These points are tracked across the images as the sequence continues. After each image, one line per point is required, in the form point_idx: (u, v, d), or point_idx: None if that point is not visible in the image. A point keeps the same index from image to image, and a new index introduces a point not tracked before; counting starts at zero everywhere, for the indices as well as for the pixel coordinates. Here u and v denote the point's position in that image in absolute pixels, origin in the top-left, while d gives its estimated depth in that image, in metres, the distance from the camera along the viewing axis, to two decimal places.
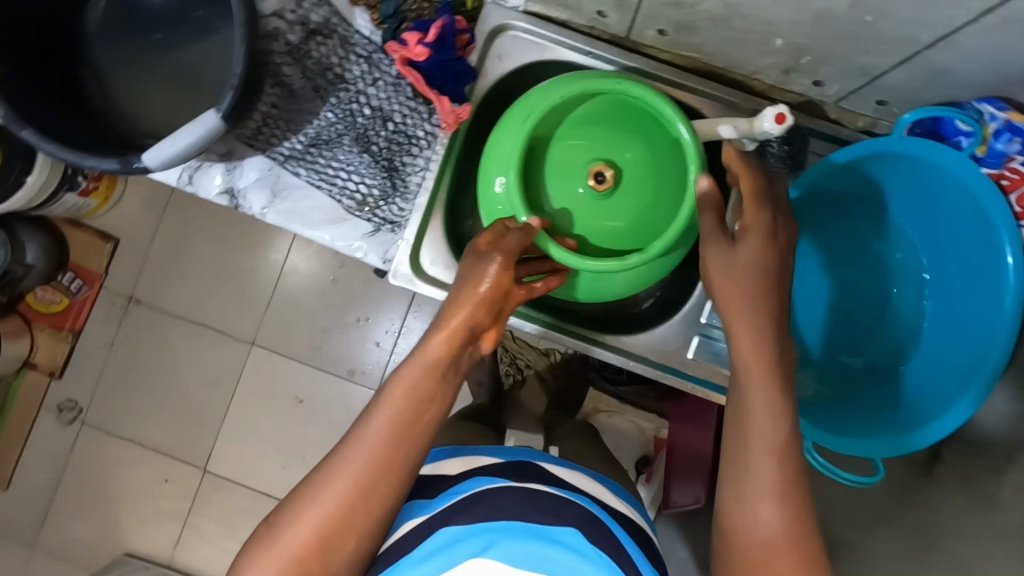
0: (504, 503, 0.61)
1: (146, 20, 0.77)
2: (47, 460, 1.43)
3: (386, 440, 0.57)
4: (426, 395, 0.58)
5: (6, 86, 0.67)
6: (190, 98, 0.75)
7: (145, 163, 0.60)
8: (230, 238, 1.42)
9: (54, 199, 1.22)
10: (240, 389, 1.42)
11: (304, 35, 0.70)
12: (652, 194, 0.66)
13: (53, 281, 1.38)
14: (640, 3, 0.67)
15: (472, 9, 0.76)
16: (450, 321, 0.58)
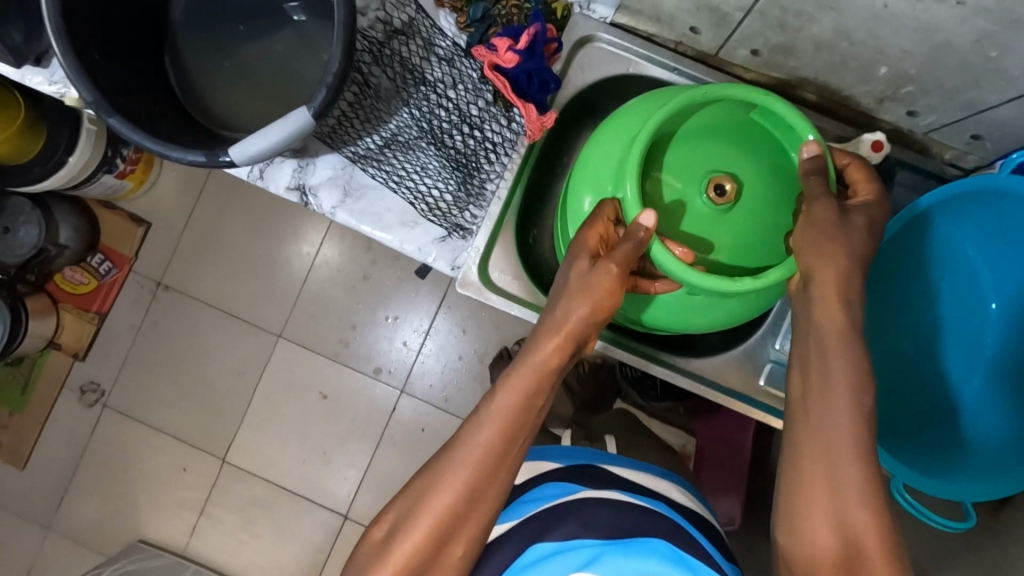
0: (594, 519, 0.65)
1: (229, 10, 0.75)
2: (67, 441, 1.42)
3: (493, 446, 0.59)
4: (533, 404, 0.60)
5: (103, 69, 0.65)
6: (272, 91, 0.73)
7: (232, 157, 0.58)
8: (263, 228, 1.41)
9: (92, 180, 1.21)
10: (264, 381, 1.41)
11: (387, 34, 0.71)
12: (768, 216, 0.60)
13: (83, 262, 1.38)
14: (741, 23, 0.68)
15: (561, 18, 0.75)
16: (563, 330, 0.59)
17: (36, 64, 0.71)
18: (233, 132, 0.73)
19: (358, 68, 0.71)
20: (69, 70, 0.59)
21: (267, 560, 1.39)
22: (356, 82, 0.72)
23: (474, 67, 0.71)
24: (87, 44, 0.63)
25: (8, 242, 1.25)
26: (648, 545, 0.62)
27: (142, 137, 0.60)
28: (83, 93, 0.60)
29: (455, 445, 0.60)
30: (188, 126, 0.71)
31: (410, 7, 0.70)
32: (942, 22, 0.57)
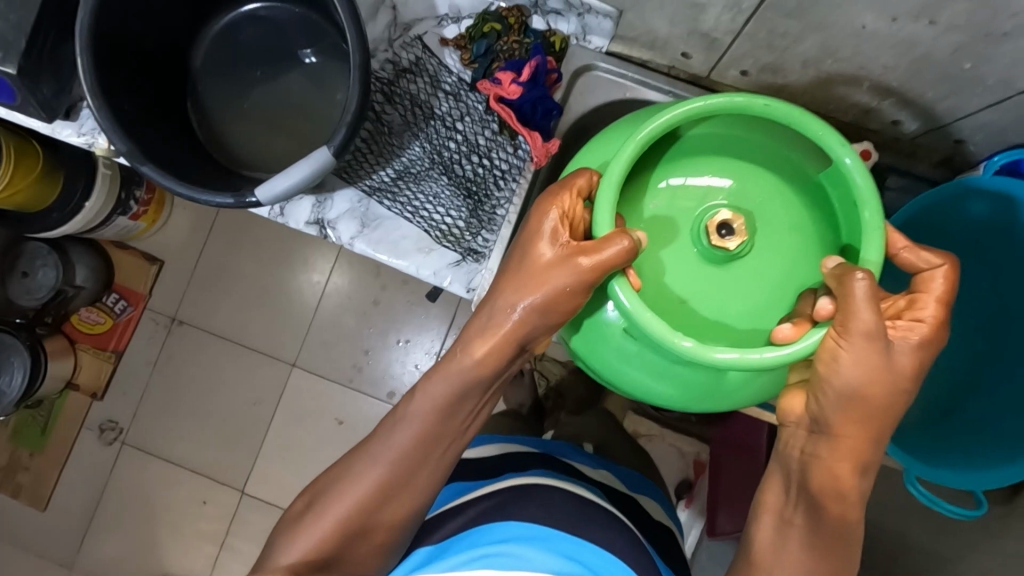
0: (554, 509, 0.72)
1: (244, 57, 0.80)
2: (87, 479, 1.43)
3: (436, 420, 0.65)
4: (447, 415, 0.65)
5: (131, 116, 0.68)
6: (291, 131, 0.77)
7: (258, 198, 0.61)
8: (273, 259, 1.44)
9: (107, 223, 1.26)
10: (280, 411, 1.43)
11: (396, 73, 0.77)
12: (776, 271, 0.63)
13: (98, 302, 1.40)
14: (730, 47, 0.72)
15: (559, 50, 0.77)
16: (495, 332, 0.63)
17: (66, 117, 0.74)
18: (255, 174, 0.76)
19: (375, 107, 0.76)
20: (102, 119, 0.63)
21: None
22: (373, 120, 0.76)
23: (479, 99, 0.76)
24: (116, 96, 0.67)
25: (27, 286, 1.30)
26: (580, 548, 0.68)
27: (174, 182, 0.63)
28: (118, 145, 0.63)
29: (380, 437, 0.66)
30: (212, 169, 0.74)
31: (417, 48, 0.77)
32: (921, 37, 0.61)
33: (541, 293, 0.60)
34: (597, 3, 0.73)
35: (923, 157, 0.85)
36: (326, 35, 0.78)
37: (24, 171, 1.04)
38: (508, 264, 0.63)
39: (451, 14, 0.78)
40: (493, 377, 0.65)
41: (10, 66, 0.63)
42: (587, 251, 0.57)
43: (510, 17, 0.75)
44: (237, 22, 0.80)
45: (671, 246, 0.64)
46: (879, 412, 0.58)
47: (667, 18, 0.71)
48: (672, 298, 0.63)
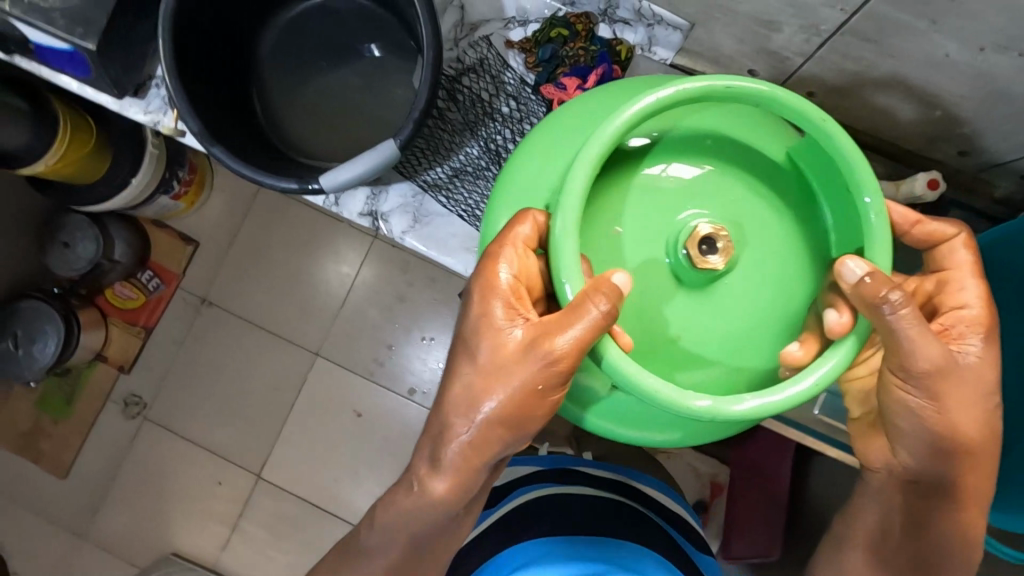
0: (559, 521, 0.81)
1: (314, 43, 0.82)
2: (109, 450, 1.46)
3: (436, 511, 0.68)
4: (431, 511, 0.69)
5: (203, 97, 0.71)
6: (354, 119, 0.79)
7: (321, 183, 0.63)
8: (305, 247, 1.46)
9: (150, 201, 1.28)
10: (300, 400, 1.44)
11: (459, 71, 0.78)
12: (761, 300, 0.59)
13: (132, 278, 1.42)
14: (800, 67, 0.74)
15: (625, 59, 0.77)
16: (466, 436, 0.63)
17: (133, 95, 0.74)
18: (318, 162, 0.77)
19: (439, 104, 0.78)
20: (179, 100, 0.64)
21: None
22: (439, 114, 0.78)
23: (541, 103, 0.76)
24: (191, 81, 0.69)
25: (66, 257, 1.30)
26: (593, 543, 0.78)
27: (240, 165, 0.64)
28: (190, 125, 0.64)
29: (374, 535, 0.73)
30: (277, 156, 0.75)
31: (482, 47, 0.79)
32: (1001, 70, 0.62)
33: (510, 381, 0.60)
34: (669, 14, 0.75)
35: (982, 191, 0.86)
36: (390, 29, 0.80)
37: (76, 145, 1.06)
38: (469, 341, 0.62)
39: (517, 17, 0.80)
40: (468, 478, 0.66)
41: (91, 42, 0.65)
42: (557, 326, 0.55)
43: (577, 24, 0.77)
44: (309, 12, 0.82)
45: (654, 284, 0.59)
46: (964, 432, 0.67)
47: (737, 34, 0.73)
48: (661, 339, 0.59)
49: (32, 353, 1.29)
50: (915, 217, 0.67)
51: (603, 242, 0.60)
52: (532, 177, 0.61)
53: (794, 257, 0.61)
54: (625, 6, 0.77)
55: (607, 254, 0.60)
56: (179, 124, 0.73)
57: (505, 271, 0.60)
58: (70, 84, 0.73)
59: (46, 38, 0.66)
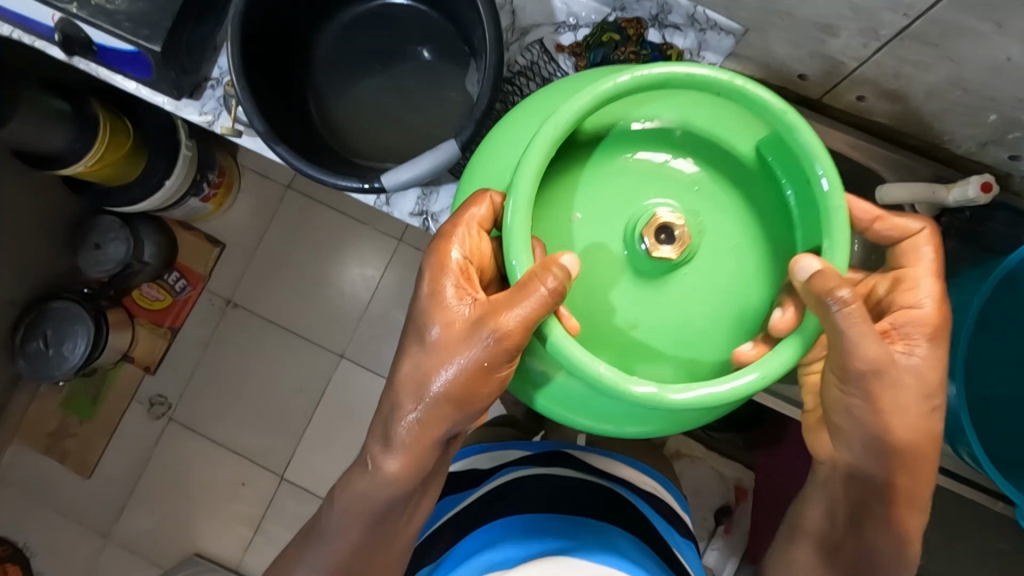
0: (537, 500, 0.81)
1: (369, 50, 0.86)
2: (134, 450, 1.46)
3: (389, 491, 0.68)
4: (378, 490, 0.69)
5: (266, 101, 0.74)
6: (413, 119, 0.83)
7: (383, 182, 0.68)
8: (331, 250, 1.47)
9: (180, 203, 1.29)
10: (324, 402, 1.45)
11: (512, 75, 0.85)
12: (714, 284, 0.62)
13: (159, 279, 1.43)
14: (855, 70, 0.76)
15: (674, 62, 0.82)
16: (414, 413, 0.64)
17: (190, 96, 0.75)
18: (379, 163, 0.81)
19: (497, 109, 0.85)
20: (246, 104, 0.66)
21: None
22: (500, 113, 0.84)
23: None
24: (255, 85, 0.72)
25: (98, 259, 1.31)
26: (566, 523, 0.79)
27: (306, 167, 0.67)
28: (256, 126, 0.66)
29: (328, 516, 0.73)
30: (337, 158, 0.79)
31: (534, 51, 0.84)
32: None
33: (456, 360, 0.61)
34: (723, 20, 0.78)
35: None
36: (445, 34, 0.84)
37: (113, 148, 1.08)
38: (418, 322, 0.65)
39: (568, 22, 0.84)
40: (416, 456, 0.67)
41: (156, 45, 0.66)
42: (502, 305, 0.57)
43: (628, 28, 0.82)
44: (363, 16, 0.87)
45: (610, 268, 0.62)
46: (909, 431, 0.68)
47: (793, 39, 0.75)
48: (616, 328, 0.62)
49: (62, 352, 1.30)
50: (876, 215, 0.70)
51: (565, 226, 0.63)
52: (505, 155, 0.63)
53: (749, 247, 0.64)
54: (678, 12, 0.80)
55: (563, 236, 0.63)
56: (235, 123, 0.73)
57: (457, 252, 0.63)
58: (128, 85, 0.75)
59: (112, 40, 0.68)
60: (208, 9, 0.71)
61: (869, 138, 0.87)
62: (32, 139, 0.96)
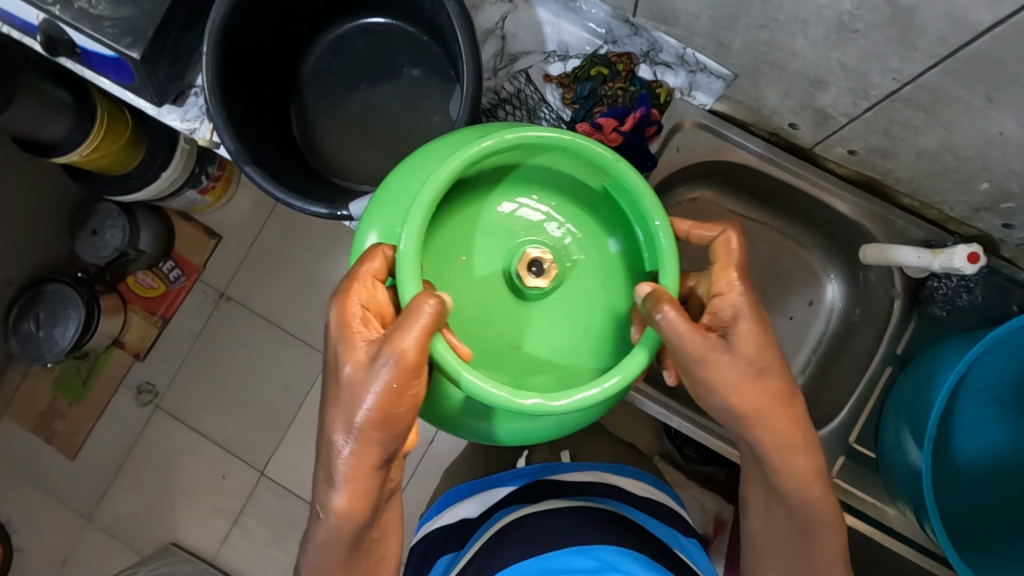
0: (534, 534, 0.78)
1: (354, 67, 0.86)
2: (119, 435, 1.47)
3: (352, 527, 0.66)
4: (341, 540, 0.66)
5: (252, 119, 0.76)
6: (394, 142, 0.84)
7: (349, 211, 0.71)
8: (325, 250, 1.47)
9: (177, 193, 1.29)
10: (310, 402, 1.45)
11: (496, 102, 0.84)
12: (585, 309, 0.70)
13: (155, 267, 1.44)
14: (843, 126, 0.76)
15: (663, 101, 0.84)
16: (348, 456, 0.63)
17: (172, 103, 0.75)
18: (359, 185, 0.83)
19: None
20: (218, 118, 0.68)
21: None
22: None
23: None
24: (230, 100, 0.71)
25: (95, 244, 1.32)
26: (570, 555, 0.74)
27: (276, 189, 0.70)
28: (227, 143, 0.68)
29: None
30: (313, 176, 0.81)
31: (520, 80, 0.84)
32: None
33: (367, 400, 0.60)
34: (714, 65, 0.78)
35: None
36: (433, 56, 0.84)
37: (111, 139, 1.08)
38: (331, 376, 0.65)
39: (558, 51, 0.83)
40: (367, 495, 0.65)
41: (137, 52, 0.66)
42: (394, 336, 0.58)
43: (618, 63, 0.82)
44: (351, 33, 0.87)
45: (494, 296, 0.68)
46: (777, 421, 0.69)
47: (784, 89, 0.75)
48: (506, 343, 0.68)
49: (52, 336, 1.31)
50: (687, 224, 0.70)
51: (452, 264, 0.68)
52: (385, 206, 0.65)
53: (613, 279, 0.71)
54: (669, 53, 0.80)
55: (461, 277, 0.68)
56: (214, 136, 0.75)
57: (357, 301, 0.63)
58: (112, 88, 0.74)
59: (96, 46, 0.68)
60: (198, 14, 0.71)
61: (856, 189, 0.86)
62: (32, 126, 0.97)
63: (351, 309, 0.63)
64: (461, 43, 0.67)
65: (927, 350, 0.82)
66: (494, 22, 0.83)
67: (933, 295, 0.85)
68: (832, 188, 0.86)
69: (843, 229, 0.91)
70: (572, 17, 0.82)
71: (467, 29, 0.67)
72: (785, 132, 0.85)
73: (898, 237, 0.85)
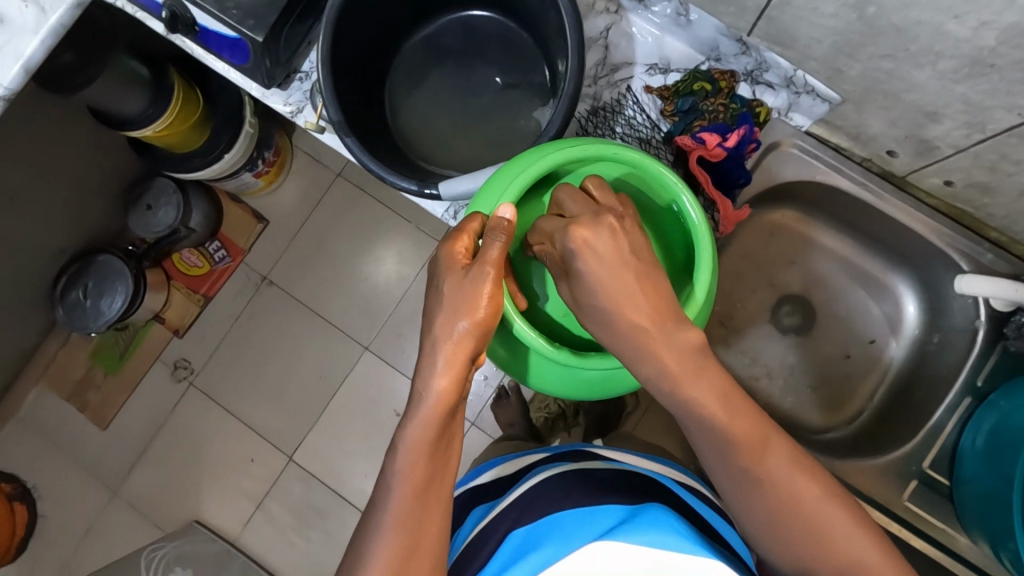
0: (570, 489, 0.69)
1: (452, 57, 0.89)
2: (151, 410, 1.49)
3: (426, 458, 0.56)
4: (427, 455, 0.57)
5: (353, 98, 0.79)
6: (488, 134, 0.85)
7: (440, 190, 0.71)
8: (372, 239, 1.48)
9: (234, 175, 1.30)
10: (343, 390, 1.46)
11: (592, 108, 0.85)
12: None
13: (201, 247, 1.45)
14: (947, 158, 0.79)
15: (762, 120, 0.86)
16: (447, 352, 0.58)
17: (278, 86, 0.78)
18: (441, 170, 0.84)
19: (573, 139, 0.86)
20: (326, 93, 0.70)
21: (315, 568, 1.41)
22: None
23: (670, 151, 0.85)
24: (337, 74, 0.74)
25: (148, 220, 1.33)
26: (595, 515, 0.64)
27: (371, 161, 0.70)
28: (331, 114, 0.70)
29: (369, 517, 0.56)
30: (399, 158, 0.83)
31: (619, 88, 0.85)
32: None
33: (472, 303, 0.59)
34: (824, 89, 0.80)
35: None
36: (527, 51, 0.87)
37: (183, 117, 1.10)
38: (432, 292, 0.62)
39: (660, 64, 0.85)
40: (459, 402, 0.58)
41: (259, 35, 0.68)
42: (489, 247, 0.60)
43: (721, 80, 0.83)
44: (450, 26, 0.90)
45: (553, 277, 0.76)
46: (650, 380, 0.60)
47: (892, 118, 0.78)
48: (553, 317, 0.76)
49: (99, 307, 1.32)
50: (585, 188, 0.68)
51: (522, 243, 0.76)
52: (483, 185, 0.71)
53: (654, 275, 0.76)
54: (776, 73, 0.81)
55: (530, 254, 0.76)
56: (321, 119, 0.77)
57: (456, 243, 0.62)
58: (219, 66, 0.77)
59: (216, 25, 0.71)
60: (311, 5, 0.73)
61: (947, 221, 0.89)
62: (109, 102, 0.98)
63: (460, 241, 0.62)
64: (570, 46, 0.69)
65: (1011, 384, 0.85)
66: (598, 31, 0.85)
67: (1018, 330, 0.87)
68: (922, 218, 0.89)
69: (922, 252, 0.94)
70: (677, 32, 0.84)
71: (575, 25, 0.69)
72: (881, 159, 0.88)
73: (986, 270, 0.88)
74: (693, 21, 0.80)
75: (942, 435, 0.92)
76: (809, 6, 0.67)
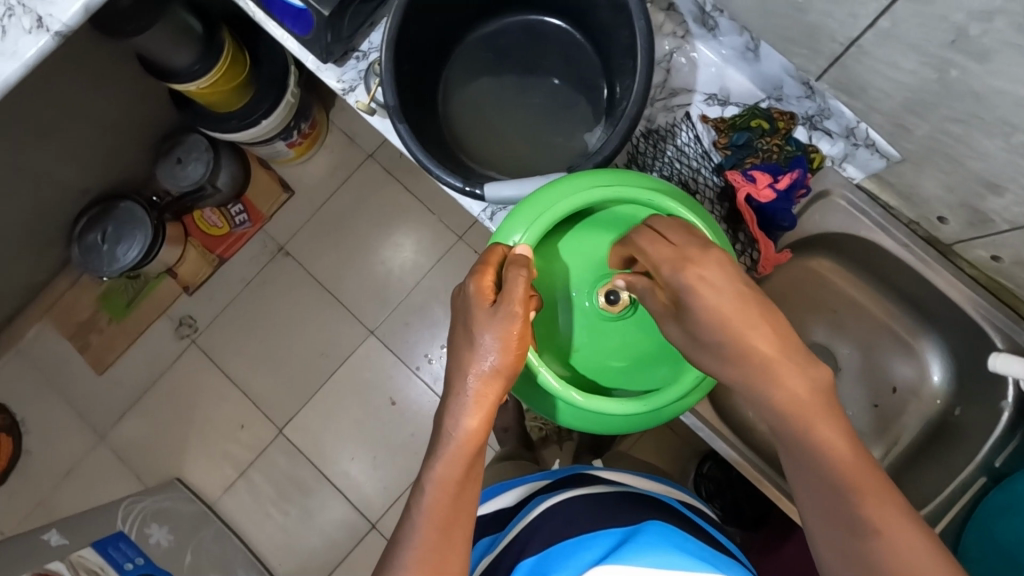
0: (574, 516, 0.67)
1: (512, 57, 0.89)
2: (150, 361, 1.48)
3: (451, 494, 0.56)
4: (452, 492, 0.57)
5: (409, 85, 0.79)
6: (536, 139, 0.86)
7: (484, 192, 0.72)
8: (397, 224, 1.48)
9: (269, 142, 1.30)
10: (343, 370, 1.46)
11: (644, 132, 0.86)
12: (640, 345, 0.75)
13: (224, 207, 1.45)
14: (995, 233, 0.79)
15: (816, 165, 0.87)
16: (473, 391, 0.58)
17: (334, 62, 0.79)
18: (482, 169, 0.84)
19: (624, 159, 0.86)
20: (386, 76, 0.70)
21: (289, 544, 1.41)
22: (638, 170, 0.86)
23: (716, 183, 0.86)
24: (399, 58, 0.74)
25: (176, 173, 1.33)
26: (591, 541, 0.63)
27: (420, 151, 0.71)
28: (387, 98, 0.70)
29: (390, 557, 0.55)
30: (445, 151, 0.83)
31: (675, 113, 0.87)
32: None
33: (491, 340, 0.59)
34: (885, 144, 0.80)
35: None
36: (587, 62, 0.87)
37: (228, 76, 1.10)
38: (456, 330, 0.62)
39: (719, 96, 0.87)
40: (485, 439, 0.59)
41: (326, 8, 0.69)
42: (510, 283, 0.59)
43: (780, 121, 0.84)
44: (517, 25, 0.90)
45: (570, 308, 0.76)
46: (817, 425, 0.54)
47: (949, 186, 0.77)
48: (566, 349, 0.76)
49: (115, 252, 1.32)
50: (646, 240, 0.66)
51: (547, 271, 0.76)
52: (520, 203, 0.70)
53: None
54: (837, 121, 0.82)
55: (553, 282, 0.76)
56: (372, 101, 0.77)
57: (474, 280, 0.62)
58: (280, 34, 0.78)
59: None
60: None
61: (983, 293, 0.89)
62: (157, 52, 0.99)
63: (483, 281, 0.61)
64: (639, 65, 0.69)
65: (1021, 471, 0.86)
66: (664, 53, 0.87)
67: None
68: (960, 287, 0.89)
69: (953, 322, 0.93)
70: (742, 66, 0.85)
71: (648, 45, 0.69)
72: (928, 223, 0.88)
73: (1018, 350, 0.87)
74: (761, 57, 0.82)
75: (949, 507, 0.91)
76: (888, 60, 0.66)
